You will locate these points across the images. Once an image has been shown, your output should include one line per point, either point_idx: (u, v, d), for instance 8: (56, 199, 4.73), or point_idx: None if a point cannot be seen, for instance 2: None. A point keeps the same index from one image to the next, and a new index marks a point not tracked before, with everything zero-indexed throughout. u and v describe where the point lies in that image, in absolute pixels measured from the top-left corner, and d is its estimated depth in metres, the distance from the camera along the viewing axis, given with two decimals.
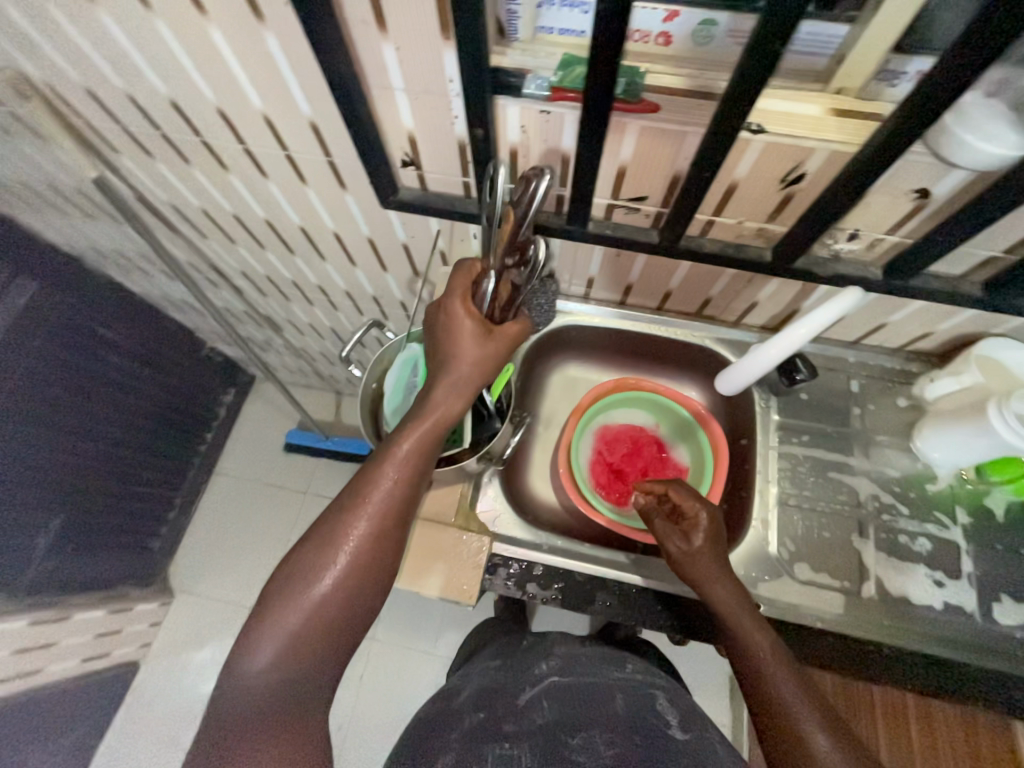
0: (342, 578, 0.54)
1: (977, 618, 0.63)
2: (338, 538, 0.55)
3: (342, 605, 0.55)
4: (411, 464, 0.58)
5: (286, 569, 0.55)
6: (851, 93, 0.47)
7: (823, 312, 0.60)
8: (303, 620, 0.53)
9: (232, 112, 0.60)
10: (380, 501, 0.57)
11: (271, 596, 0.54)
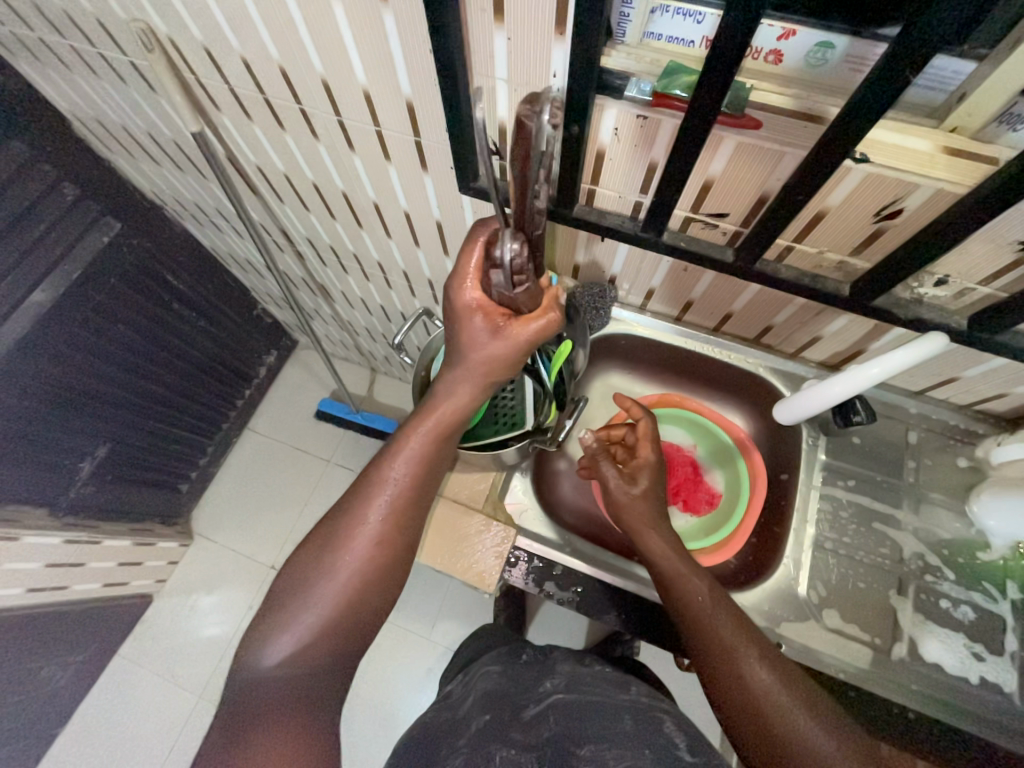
0: (353, 567, 0.58)
1: (1016, 701, 0.60)
2: (347, 531, 0.59)
3: (354, 592, 0.58)
4: (419, 457, 0.61)
5: (301, 562, 0.59)
6: (965, 133, 0.45)
7: (904, 354, 0.57)
8: (317, 609, 0.57)
9: (335, 84, 0.62)
10: (387, 494, 0.60)
11: (289, 587, 0.58)
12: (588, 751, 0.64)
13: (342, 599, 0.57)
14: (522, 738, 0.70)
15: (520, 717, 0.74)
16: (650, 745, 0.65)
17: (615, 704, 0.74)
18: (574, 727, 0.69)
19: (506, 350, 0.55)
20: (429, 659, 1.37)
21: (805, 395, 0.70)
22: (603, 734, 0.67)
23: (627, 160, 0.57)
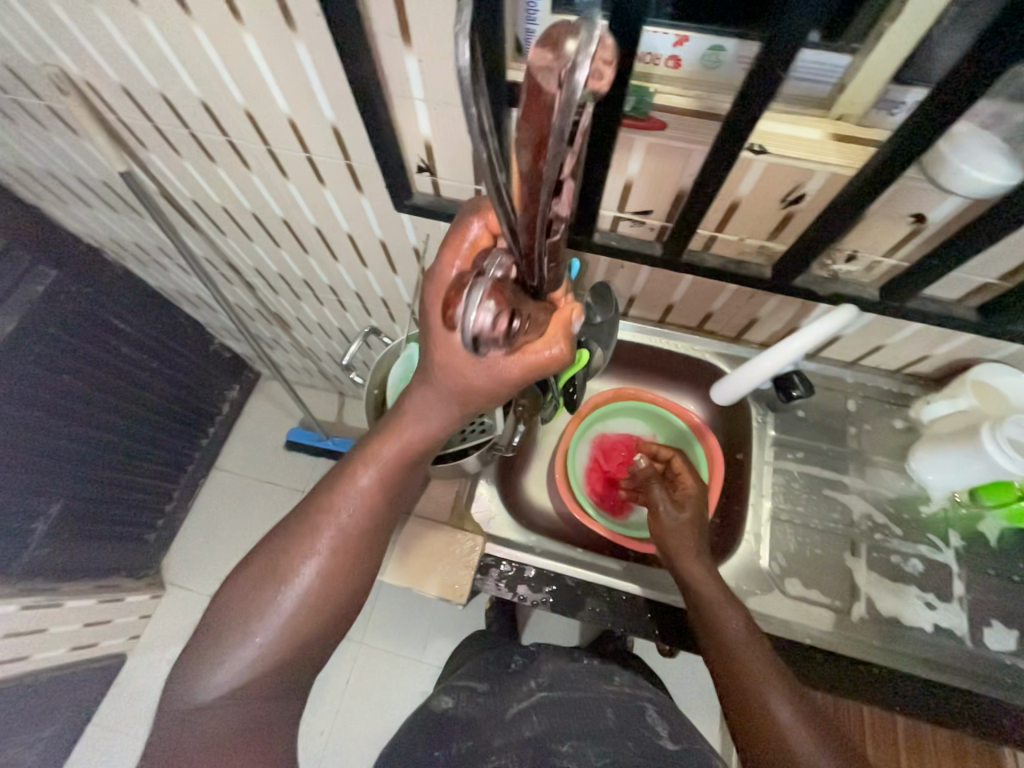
0: (301, 593, 0.56)
1: (968, 642, 0.63)
2: (298, 557, 0.57)
3: (303, 614, 0.57)
4: (376, 485, 0.58)
5: (247, 576, 0.58)
6: (851, 120, 0.49)
7: (822, 327, 0.59)
8: (263, 629, 0.55)
9: (258, 114, 0.63)
10: (340, 520, 0.57)
11: (231, 605, 0.57)
12: (571, 749, 0.67)
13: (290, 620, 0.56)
14: (508, 740, 0.71)
15: (504, 717, 0.75)
16: (631, 737, 0.69)
17: (598, 696, 0.76)
18: (560, 727, 0.71)
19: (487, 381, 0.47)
20: (421, 680, 1.35)
21: (741, 375, 0.71)
22: (584, 731, 0.70)
23: None
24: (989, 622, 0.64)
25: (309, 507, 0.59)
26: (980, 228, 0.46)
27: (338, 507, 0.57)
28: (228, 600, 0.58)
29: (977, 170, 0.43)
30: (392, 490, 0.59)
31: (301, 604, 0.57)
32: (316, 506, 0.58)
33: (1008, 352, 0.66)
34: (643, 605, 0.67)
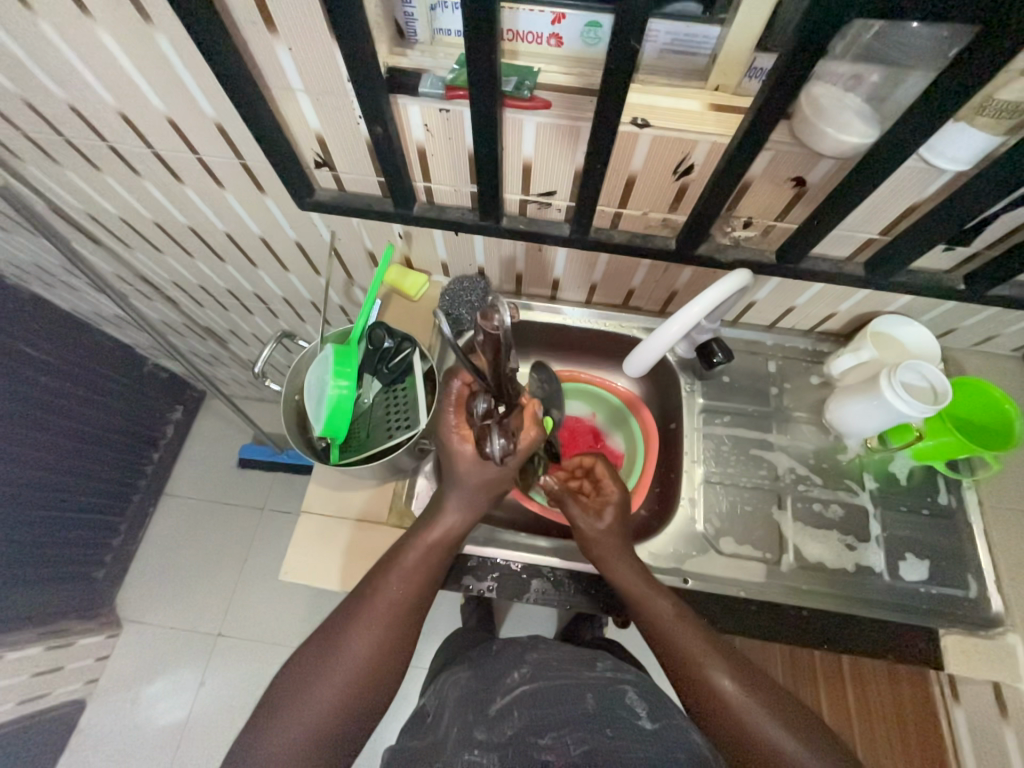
0: (344, 686, 0.55)
1: (887, 576, 0.68)
2: (338, 665, 0.55)
3: (336, 734, 0.54)
4: (412, 584, 0.59)
5: (281, 685, 0.55)
6: (727, 89, 0.50)
7: (716, 290, 0.60)
8: (296, 751, 0.52)
9: (135, 115, 0.59)
10: (379, 624, 0.57)
11: (264, 719, 0.54)
12: (551, 742, 0.54)
13: (324, 740, 0.53)
14: (484, 740, 0.57)
15: (484, 715, 0.61)
16: (613, 722, 0.56)
17: (579, 681, 0.62)
18: (539, 720, 0.57)
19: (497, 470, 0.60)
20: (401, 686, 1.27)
21: (648, 345, 0.68)
22: (569, 720, 0.56)
23: (447, 153, 0.58)
24: (903, 555, 0.69)
25: (345, 609, 0.58)
26: (849, 184, 0.49)
27: (375, 607, 0.57)
28: (260, 718, 0.54)
29: (844, 134, 0.46)
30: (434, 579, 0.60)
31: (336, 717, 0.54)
32: (360, 594, 0.58)
33: (900, 303, 0.70)
34: (588, 581, 0.68)
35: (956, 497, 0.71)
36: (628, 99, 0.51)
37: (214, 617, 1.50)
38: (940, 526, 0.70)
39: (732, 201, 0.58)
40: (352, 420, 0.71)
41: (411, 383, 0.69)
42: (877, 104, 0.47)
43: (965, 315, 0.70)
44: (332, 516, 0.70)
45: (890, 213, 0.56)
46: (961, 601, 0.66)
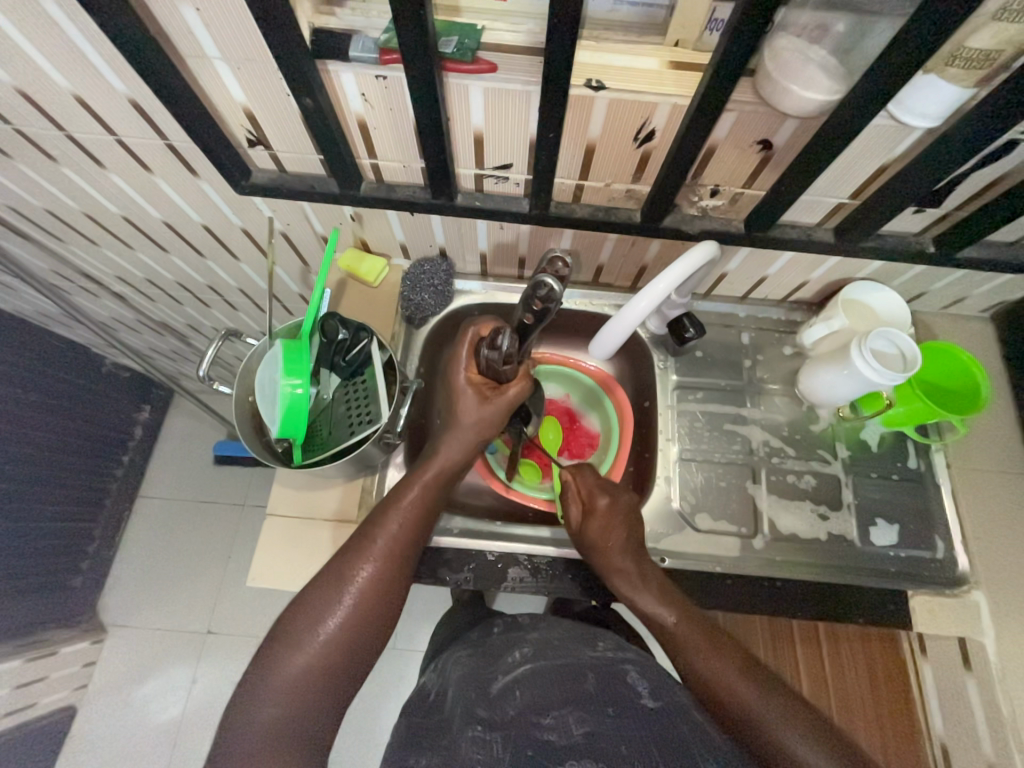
0: (348, 616, 0.54)
1: (859, 543, 0.69)
2: (346, 589, 0.55)
3: (341, 666, 0.53)
4: (407, 523, 0.59)
5: (283, 623, 0.54)
6: (688, 45, 0.47)
7: (682, 266, 0.57)
8: (302, 676, 0.51)
9: (37, 93, 0.53)
10: (377, 566, 0.56)
11: (263, 656, 0.53)
12: (554, 721, 0.52)
13: (329, 670, 0.53)
14: (487, 717, 0.55)
15: (486, 694, 0.59)
16: (614, 702, 0.55)
17: (581, 662, 0.62)
18: (543, 699, 0.56)
19: (493, 416, 0.64)
20: (394, 669, 1.27)
21: (616, 325, 0.65)
22: (571, 699, 0.55)
23: (390, 126, 0.53)
24: (874, 521, 0.69)
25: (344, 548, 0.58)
26: (817, 147, 0.46)
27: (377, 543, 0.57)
28: (261, 659, 0.53)
29: (810, 92, 0.43)
30: (429, 510, 0.61)
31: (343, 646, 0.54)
32: (364, 529, 0.58)
33: (871, 269, 0.69)
34: (564, 565, 0.68)
35: (924, 461, 0.72)
36: (581, 59, 0.47)
37: (202, 615, 1.48)
38: (909, 491, 0.71)
39: (698, 169, 0.56)
40: (314, 418, 0.68)
41: (370, 375, 0.66)
42: (844, 57, 0.43)
43: (935, 278, 0.69)
44: (300, 516, 0.68)
45: (860, 174, 0.53)
46: (928, 561, 0.68)
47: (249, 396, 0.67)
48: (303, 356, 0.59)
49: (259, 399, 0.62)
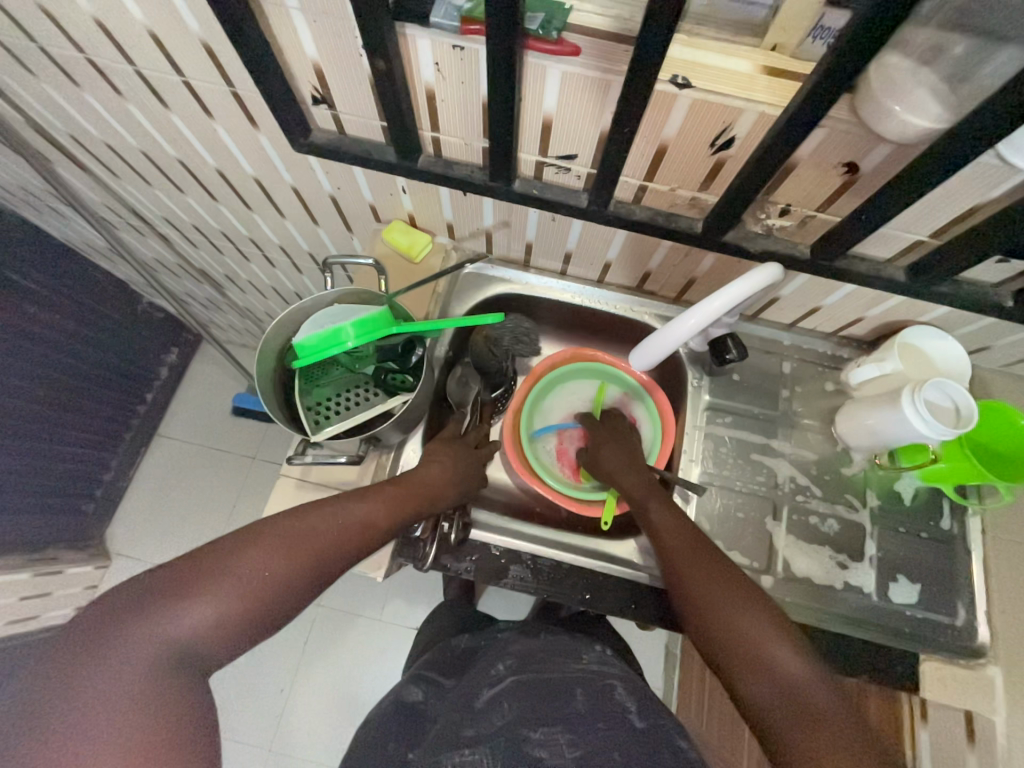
0: (294, 570, 0.49)
1: (875, 597, 0.66)
2: (309, 539, 0.51)
3: (184, 674, 0.43)
4: (384, 515, 0.57)
5: (88, 637, 0.42)
6: (785, 50, 0.44)
7: (741, 285, 0.55)
8: (223, 608, 0.45)
9: (114, 26, 0.53)
10: (347, 534, 0.53)
11: (195, 568, 0.46)
12: (543, 736, 0.53)
13: (250, 610, 0.46)
14: (474, 735, 0.55)
15: (472, 708, 0.60)
16: (604, 717, 0.55)
17: (567, 676, 0.62)
18: (530, 712, 0.57)
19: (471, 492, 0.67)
20: (381, 639, 1.40)
21: (660, 337, 0.63)
22: (561, 717, 0.55)
23: (458, 101, 0.51)
24: (895, 577, 0.66)
25: (218, 563, 0.46)
26: (910, 176, 0.43)
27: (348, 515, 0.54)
28: (188, 570, 0.46)
29: (913, 115, 0.40)
30: (400, 512, 0.58)
31: (148, 730, 0.39)
32: (344, 498, 0.56)
33: (935, 314, 0.65)
34: (568, 572, 0.67)
35: (958, 523, 0.68)
36: (670, 52, 0.44)
37: None
38: (936, 553, 0.67)
39: (773, 184, 0.52)
40: (334, 364, 0.65)
41: (388, 405, 0.63)
42: (956, 85, 0.40)
43: (1003, 334, 0.64)
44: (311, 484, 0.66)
45: (947, 213, 0.50)
46: (945, 627, 0.65)
47: (330, 299, 0.64)
48: (373, 335, 0.59)
49: (329, 310, 0.61)
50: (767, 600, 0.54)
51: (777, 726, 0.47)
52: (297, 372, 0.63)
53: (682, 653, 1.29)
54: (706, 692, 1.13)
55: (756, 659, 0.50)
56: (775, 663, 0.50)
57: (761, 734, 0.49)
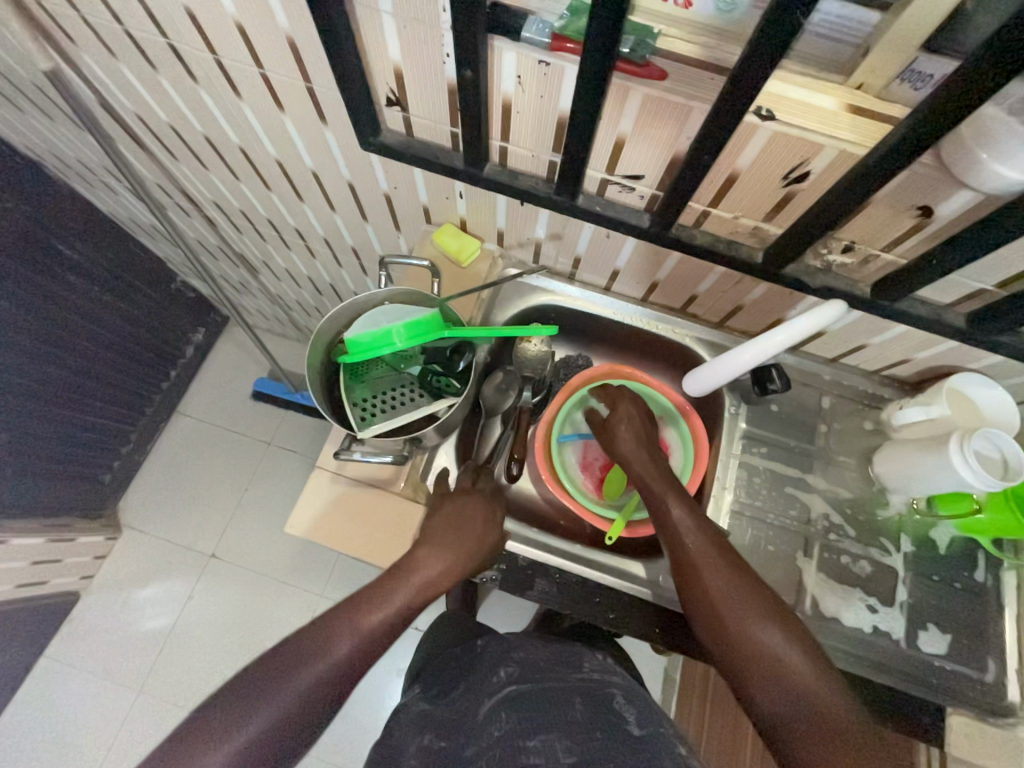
0: (309, 698, 0.50)
1: (903, 645, 0.65)
2: (321, 663, 0.52)
3: None
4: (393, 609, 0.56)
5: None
6: (872, 89, 0.43)
7: (804, 323, 0.56)
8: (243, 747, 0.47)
9: (203, 16, 0.54)
10: (357, 646, 0.53)
11: (224, 705, 0.49)
12: (539, 744, 0.53)
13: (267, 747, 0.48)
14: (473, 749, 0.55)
15: (472, 721, 0.59)
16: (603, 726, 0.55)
17: (567, 685, 0.61)
18: (527, 722, 0.56)
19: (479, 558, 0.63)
20: None
21: (719, 365, 0.66)
22: (557, 725, 0.55)
23: (534, 115, 0.52)
24: (925, 625, 0.65)
25: (241, 701, 0.49)
26: (990, 226, 0.43)
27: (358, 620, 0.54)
28: (218, 709, 0.49)
29: (1002, 167, 0.40)
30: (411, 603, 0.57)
31: None
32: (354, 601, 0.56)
33: (987, 362, 0.64)
34: (593, 589, 0.67)
35: (993, 576, 0.67)
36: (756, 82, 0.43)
37: (208, 538, 1.53)
38: (968, 604, 0.66)
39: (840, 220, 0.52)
40: (381, 363, 0.66)
41: (430, 408, 0.64)
42: None
43: None
44: (349, 476, 0.69)
45: (1018, 265, 0.49)
46: (973, 682, 0.63)
47: (382, 299, 0.66)
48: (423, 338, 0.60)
49: (382, 311, 0.62)
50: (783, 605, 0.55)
51: (791, 732, 0.49)
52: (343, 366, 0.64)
53: (682, 677, 1.28)
54: (706, 719, 1.12)
55: (773, 661, 0.52)
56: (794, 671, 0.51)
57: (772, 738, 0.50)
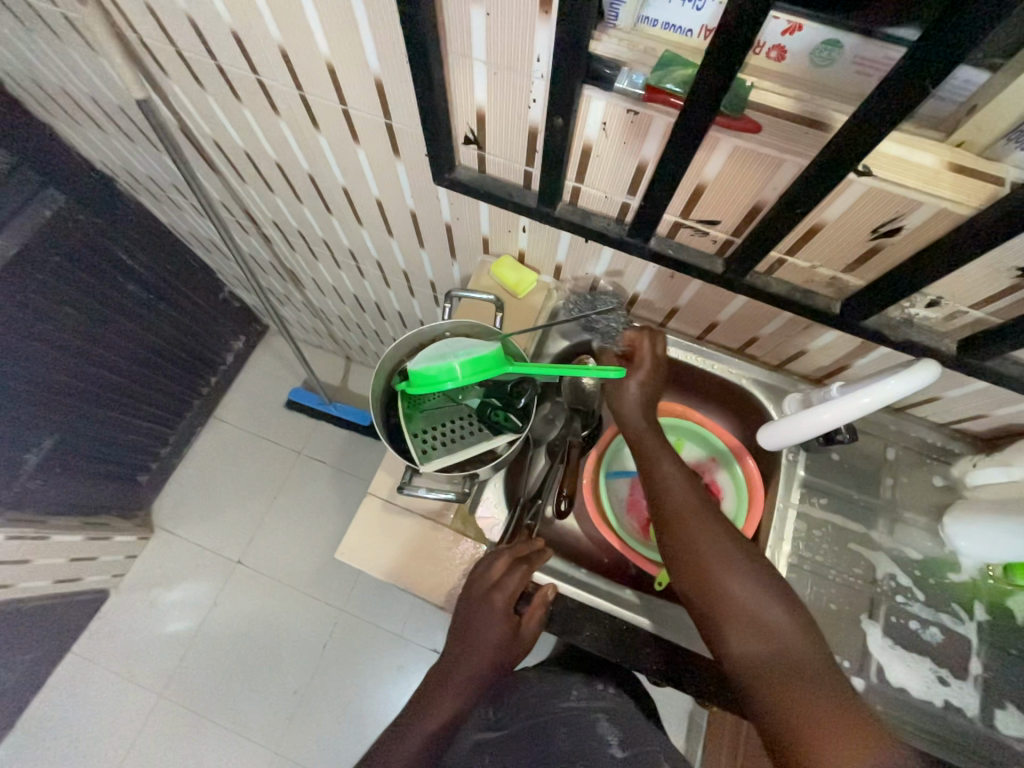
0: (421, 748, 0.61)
1: (978, 723, 0.60)
2: (426, 719, 0.62)
3: None
4: (467, 675, 0.62)
5: None
6: (972, 149, 0.40)
7: (893, 381, 0.52)
8: None
9: (295, 55, 0.56)
10: (449, 708, 0.62)
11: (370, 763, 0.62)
12: None
13: None
14: None
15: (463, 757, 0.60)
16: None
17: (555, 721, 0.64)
18: None
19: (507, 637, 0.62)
20: (399, 656, 1.43)
21: (797, 421, 0.62)
22: None
23: (616, 160, 0.52)
24: (1003, 704, 0.60)
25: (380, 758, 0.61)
26: None
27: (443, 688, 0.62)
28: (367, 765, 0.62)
29: None
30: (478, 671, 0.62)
31: None
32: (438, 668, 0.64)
33: None
34: (644, 638, 0.66)
35: None
36: None
37: (235, 545, 1.55)
38: None
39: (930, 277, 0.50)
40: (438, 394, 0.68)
41: (485, 440, 0.64)
42: None
43: None
44: (399, 504, 0.70)
45: None
46: None
47: (443, 330, 0.68)
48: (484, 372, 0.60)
49: (440, 344, 0.63)
50: (751, 547, 0.57)
51: (760, 668, 0.51)
52: (399, 394, 0.66)
53: (709, 723, 1.23)
54: None
55: (723, 584, 0.54)
56: (762, 610, 0.52)
57: (742, 680, 0.52)
